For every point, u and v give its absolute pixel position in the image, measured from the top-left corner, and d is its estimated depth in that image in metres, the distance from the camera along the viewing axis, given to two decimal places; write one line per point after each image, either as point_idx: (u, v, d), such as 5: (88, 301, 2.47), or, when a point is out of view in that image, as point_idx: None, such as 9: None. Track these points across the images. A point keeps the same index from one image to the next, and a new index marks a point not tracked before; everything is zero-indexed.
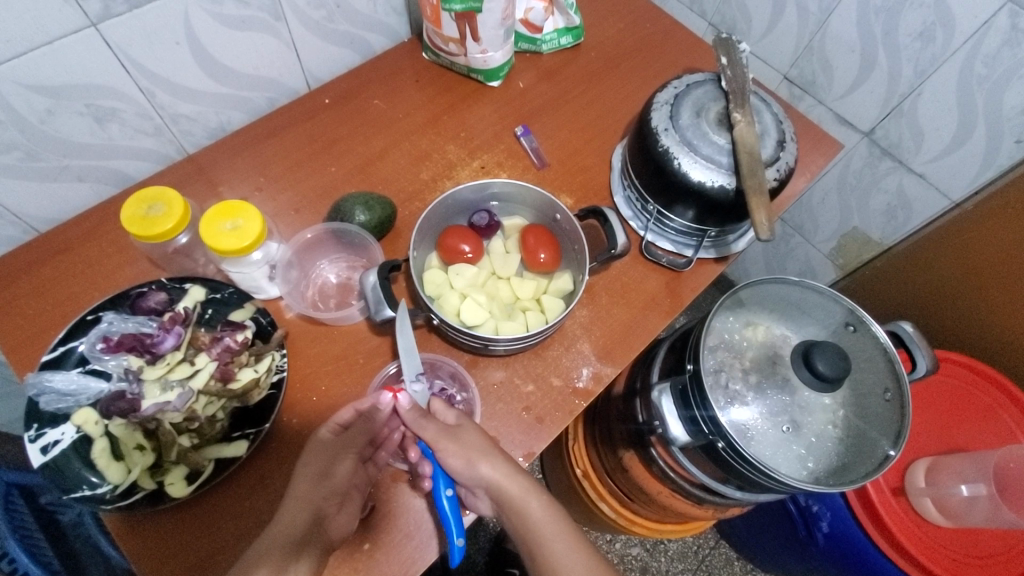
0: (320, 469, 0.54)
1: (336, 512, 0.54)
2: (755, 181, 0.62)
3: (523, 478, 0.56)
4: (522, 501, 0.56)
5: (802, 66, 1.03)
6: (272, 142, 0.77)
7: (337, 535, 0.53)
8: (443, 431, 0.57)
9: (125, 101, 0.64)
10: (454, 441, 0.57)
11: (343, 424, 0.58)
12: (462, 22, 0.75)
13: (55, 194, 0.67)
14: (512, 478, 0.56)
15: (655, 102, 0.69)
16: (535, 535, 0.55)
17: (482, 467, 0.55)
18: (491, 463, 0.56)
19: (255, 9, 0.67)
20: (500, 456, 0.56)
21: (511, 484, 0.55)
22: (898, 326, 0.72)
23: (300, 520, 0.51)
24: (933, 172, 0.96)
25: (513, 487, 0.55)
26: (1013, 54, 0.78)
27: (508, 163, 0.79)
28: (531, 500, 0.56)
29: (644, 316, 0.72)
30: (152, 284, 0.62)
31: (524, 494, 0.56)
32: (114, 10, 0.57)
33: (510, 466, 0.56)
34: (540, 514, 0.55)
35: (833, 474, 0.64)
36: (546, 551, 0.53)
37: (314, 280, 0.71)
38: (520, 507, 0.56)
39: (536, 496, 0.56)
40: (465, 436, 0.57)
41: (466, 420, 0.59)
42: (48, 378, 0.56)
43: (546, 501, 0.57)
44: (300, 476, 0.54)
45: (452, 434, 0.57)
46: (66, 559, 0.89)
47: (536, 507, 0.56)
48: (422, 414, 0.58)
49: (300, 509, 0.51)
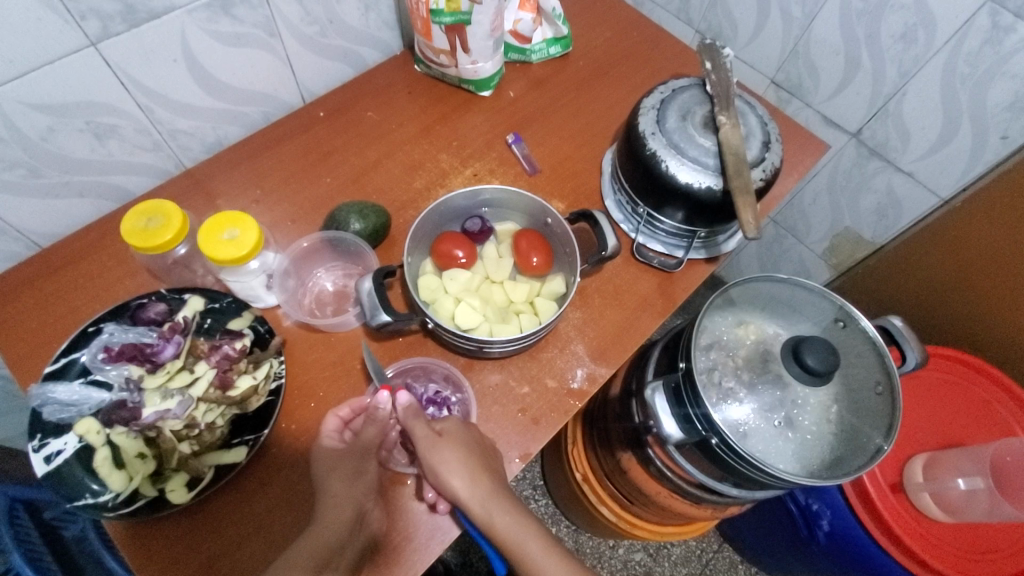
0: (352, 469, 0.57)
1: (373, 508, 0.58)
2: (741, 181, 0.64)
3: (489, 494, 0.56)
4: (488, 518, 0.56)
5: (788, 70, 1.04)
6: (269, 155, 0.78)
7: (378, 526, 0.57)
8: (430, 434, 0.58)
9: (125, 117, 0.66)
10: (433, 450, 0.57)
11: (336, 431, 0.60)
12: (452, 34, 0.76)
13: (56, 209, 0.68)
14: (476, 496, 0.55)
15: (642, 107, 0.71)
16: (511, 547, 0.55)
17: (455, 481, 0.55)
18: (469, 472, 0.55)
19: (251, 26, 0.69)
20: (478, 472, 0.56)
21: (474, 502, 0.55)
22: (888, 321, 0.73)
23: (344, 519, 0.53)
24: (921, 170, 0.97)
25: (476, 504, 0.55)
26: (994, 52, 0.80)
27: (501, 170, 0.81)
28: (495, 515, 0.56)
29: (637, 316, 0.73)
30: (151, 295, 0.63)
31: (487, 514, 0.55)
32: (113, 29, 0.59)
33: (479, 481, 0.56)
34: (509, 524, 0.56)
35: (827, 467, 0.64)
36: (526, 554, 0.55)
37: (309, 288, 0.72)
38: (488, 524, 0.56)
39: (501, 509, 0.56)
40: (454, 436, 0.58)
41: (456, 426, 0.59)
42: (52, 389, 0.57)
43: (513, 511, 0.57)
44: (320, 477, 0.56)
45: (435, 442, 0.57)
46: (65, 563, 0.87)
47: (500, 522, 0.56)
48: (416, 412, 0.59)
49: (341, 508, 0.54)
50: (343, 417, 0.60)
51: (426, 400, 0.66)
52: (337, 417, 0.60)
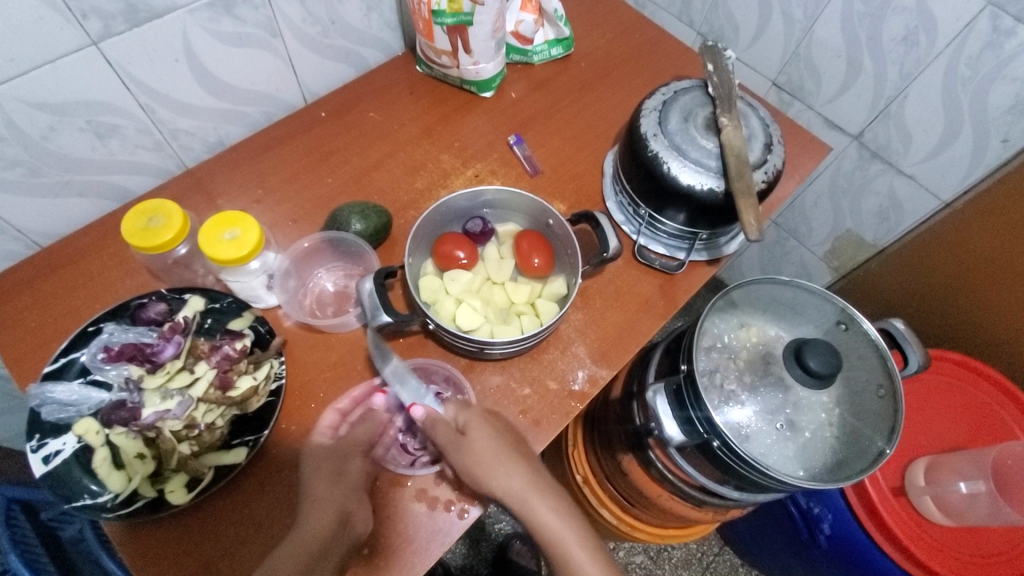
0: (334, 471, 0.56)
1: (358, 508, 0.55)
2: (743, 182, 0.64)
3: (527, 480, 0.56)
4: (526, 504, 0.55)
5: (790, 72, 1.04)
6: (270, 155, 0.78)
7: (362, 531, 0.54)
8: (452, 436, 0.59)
9: (126, 117, 0.66)
10: (472, 435, 0.58)
11: (332, 428, 0.61)
12: (454, 35, 0.76)
13: (57, 209, 0.68)
14: (512, 479, 0.56)
15: (643, 109, 0.71)
16: (549, 537, 0.54)
17: (491, 471, 0.56)
18: (504, 463, 0.56)
19: (252, 26, 0.69)
20: (514, 462, 0.57)
21: (512, 485, 0.55)
22: (891, 324, 0.73)
23: (325, 524, 0.51)
24: (922, 173, 0.97)
25: (516, 488, 0.55)
26: (995, 56, 0.80)
27: (502, 171, 0.81)
28: (535, 501, 0.56)
29: (638, 318, 0.73)
30: (152, 295, 0.63)
31: (525, 498, 0.55)
32: (114, 28, 0.59)
33: (514, 467, 0.56)
34: (546, 514, 0.55)
35: (831, 470, 0.64)
36: (565, 549, 0.53)
37: (310, 289, 0.71)
38: (527, 509, 0.55)
39: (541, 497, 0.56)
40: (490, 425, 0.59)
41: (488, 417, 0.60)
42: (50, 389, 0.57)
43: (552, 501, 0.56)
44: (317, 479, 0.56)
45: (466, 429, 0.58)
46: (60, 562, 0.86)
47: (541, 509, 0.55)
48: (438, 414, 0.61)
49: (325, 510, 0.53)
50: (342, 411, 0.62)
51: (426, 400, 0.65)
52: (336, 412, 0.61)
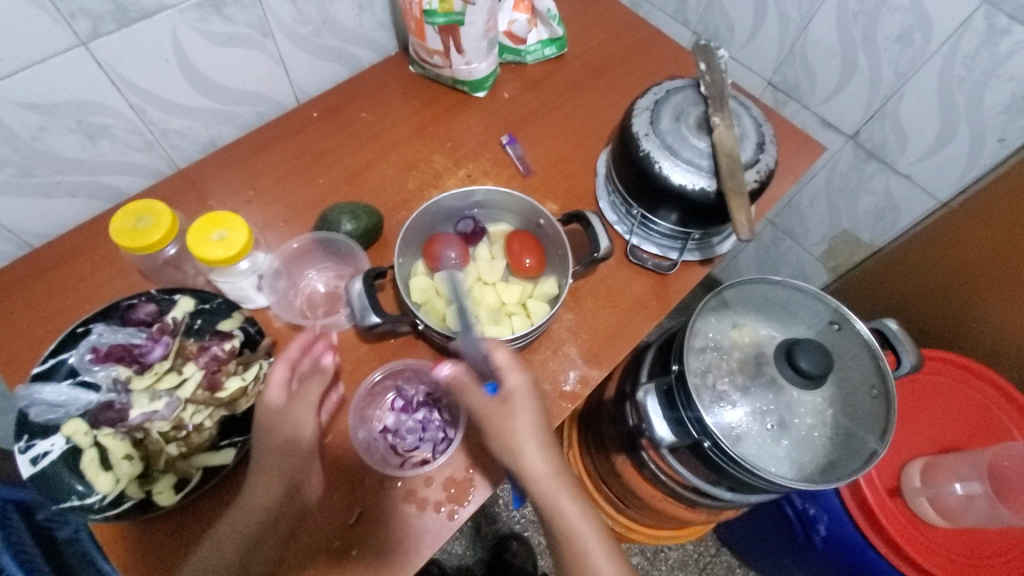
0: (284, 438, 0.55)
1: (309, 479, 0.57)
2: (735, 182, 0.64)
3: (556, 469, 0.56)
4: (552, 495, 0.55)
5: (785, 72, 1.04)
6: (261, 155, 0.78)
7: (312, 495, 0.57)
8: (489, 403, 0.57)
9: (116, 116, 0.66)
10: (512, 416, 0.56)
11: (283, 381, 0.58)
12: (446, 35, 0.76)
13: (48, 209, 0.68)
14: (543, 465, 0.55)
15: (636, 109, 0.71)
16: (565, 527, 0.54)
17: (522, 447, 0.55)
18: (535, 450, 0.55)
19: (242, 27, 0.69)
20: (550, 446, 0.57)
21: (540, 471, 0.55)
22: (884, 324, 0.72)
23: (270, 500, 0.53)
24: (918, 173, 0.97)
25: (542, 474, 0.55)
26: (990, 54, 0.79)
27: (494, 171, 0.80)
28: (558, 494, 0.55)
29: (630, 318, 0.73)
30: (142, 295, 0.63)
31: (549, 488, 0.55)
32: (103, 29, 0.58)
33: (548, 454, 0.56)
34: (568, 505, 0.55)
35: (822, 471, 0.64)
36: (579, 542, 0.54)
37: (301, 290, 0.71)
38: (549, 498, 0.55)
39: (564, 490, 0.55)
40: (535, 409, 0.57)
41: (534, 393, 0.58)
42: (39, 390, 0.57)
43: (575, 495, 0.56)
44: (265, 445, 0.54)
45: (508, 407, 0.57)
46: (54, 562, 0.83)
47: (564, 503, 0.55)
48: (465, 382, 0.59)
49: (272, 485, 0.53)
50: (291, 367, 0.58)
51: (417, 403, 0.66)
52: (285, 368, 0.58)
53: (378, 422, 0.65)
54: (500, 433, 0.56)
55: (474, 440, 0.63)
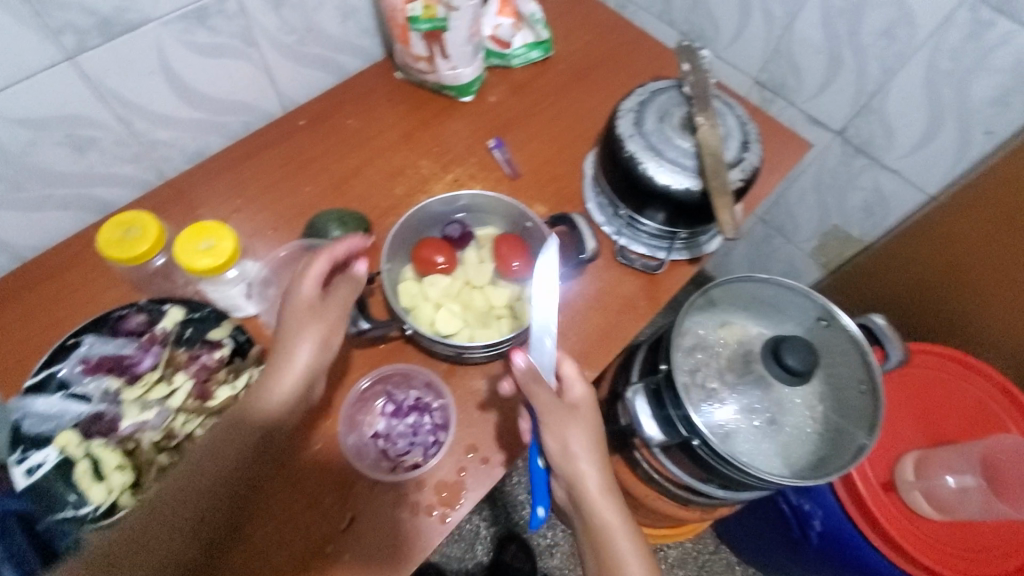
0: (319, 336, 0.59)
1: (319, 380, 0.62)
2: (719, 181, 0.64)
3: (604, 479, 0.57)
4: (597, 504, 0.56)
5: (771, 70, 1.04)
6: (249, 164, 0.78)
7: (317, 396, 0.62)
8: (555, 400, 0.57)
9: (103, 129, 0.66)
10: (570, 426, 0.57)
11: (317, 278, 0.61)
12: (431, 41, 0.77)
13: (37, 223, 0.69)
14: (592, 473, 0.57)
15: (620, 110, 0.71)
16: (605, 536, 0.55)
17: (581, 462, 0.56)
18: (586, 460, 0.57)
19: (227, 37, 0.69)
20: (601, 459, 0.58)
21: (590, 478, 0.57)
22: (870, 320, 0.72)
23: (291, 394, 0.58)
24: (907, 167, 0.97)
25: (591, 482, 0.57)
26: (975, 48, 0.80)
27: (481, 175, 0.81)
28: (604, 504, 0.56)
29: (619, 318, 0.73)
30: (131, 306, 0.63)
31: (595, 496, 0.56)
32: (90, 43, 0.59)
33: (598, 465, 0.57)
34: (612, 514, 0.56)
35: (812, 467, 0.65)
36: (617, 552, 0.55)
37: (290, 295, 0.69)
38: (592, 506, 0.56)
39: (610, 501, 0.57)
40: (589, 423, 0.59)
41: (591, 407, 0.60)
42: (32, 403, 0.57)
43: (620, 508, 0.57)
44: (298, 336, 0.59)
45: (569, 415, 0.58)
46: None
47: (608, 514, 0.56)
48: (534, 378, 0.58)
49: (298, 377, 0.58)
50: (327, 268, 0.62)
51: (407, 407, 0.66)
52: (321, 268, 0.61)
53: (369, 428, 0.65)
54: (560, 432, 0.57)
55: (464, 443, 0.63)
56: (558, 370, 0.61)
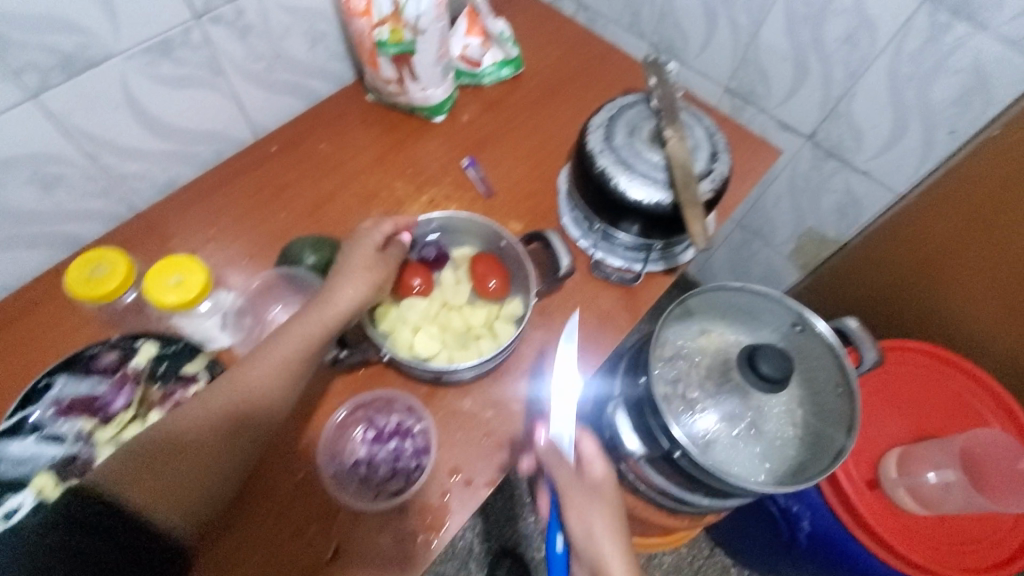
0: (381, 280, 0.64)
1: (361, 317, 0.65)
2: (689, 193, 0.65)
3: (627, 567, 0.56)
4: None
5: (740, 78, 1.06)
6: (222, 194, 0.78)
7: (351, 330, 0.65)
8: (576, 479, 0.60)
9: (70, 165, 0.65)
10: (589, 507, 0.58)
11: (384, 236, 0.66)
12: (400, 64, 0.77)
13: (4, 263, 0.67)
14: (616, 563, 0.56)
15: (591, 125, 0.72)
16: None
17: (604, 549, 0.56)
18: (610, 548, 0.56)
19: (193, 67, 0.69)
20: (625, 545, 0.57)
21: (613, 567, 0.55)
22: (844, 323, 0.74)
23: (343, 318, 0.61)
24: (876, 168, 0.99)
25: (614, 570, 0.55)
26: (935, 51, 0.82)
27: (456, 195, 0.81)
28: None
29: (598, 332, 0.73)
30: (103, 343, 0.62)
31: None
32: (52, 80, 0.58)
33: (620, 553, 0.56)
34: None
35: (792, 473, 0.65)
36: None
37: (265, 324, 0.68)
38: None
39: None
40: (611, 508, 0.59)
41: (613, 488, 0.61)
42: (5, 447, 0.56)
43: None
44: (360, 272, 0.62)
45: (590, 495, 0.59)
46: None
47: None
48: (556, 452, 0.61)
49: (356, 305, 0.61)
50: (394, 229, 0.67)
51: (388, 433, 0.65)
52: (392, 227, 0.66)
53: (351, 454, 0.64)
54: (580, 513, 0.58)
55: (446, 465, 0.63)
56: (578, 450, 0.62)
